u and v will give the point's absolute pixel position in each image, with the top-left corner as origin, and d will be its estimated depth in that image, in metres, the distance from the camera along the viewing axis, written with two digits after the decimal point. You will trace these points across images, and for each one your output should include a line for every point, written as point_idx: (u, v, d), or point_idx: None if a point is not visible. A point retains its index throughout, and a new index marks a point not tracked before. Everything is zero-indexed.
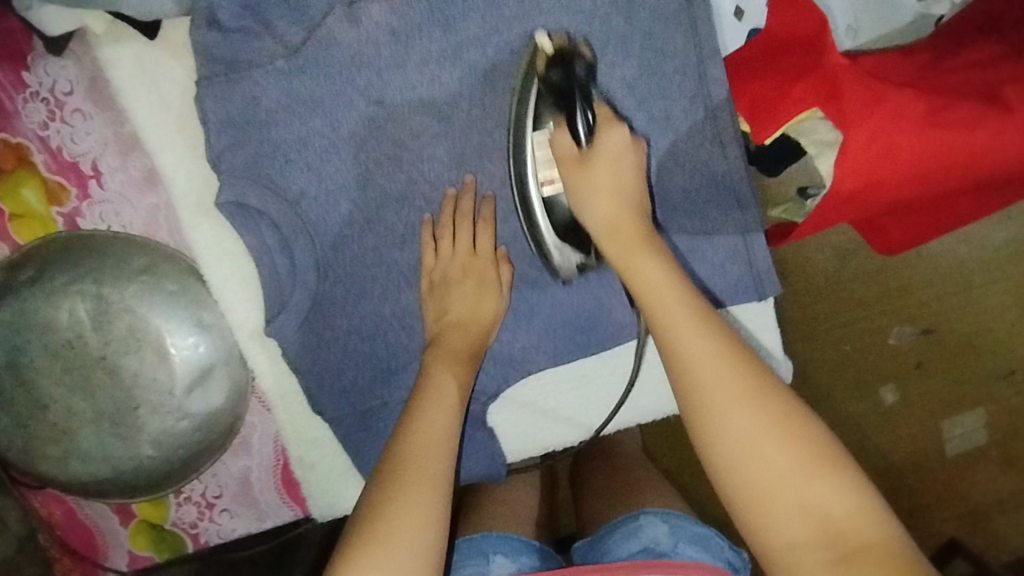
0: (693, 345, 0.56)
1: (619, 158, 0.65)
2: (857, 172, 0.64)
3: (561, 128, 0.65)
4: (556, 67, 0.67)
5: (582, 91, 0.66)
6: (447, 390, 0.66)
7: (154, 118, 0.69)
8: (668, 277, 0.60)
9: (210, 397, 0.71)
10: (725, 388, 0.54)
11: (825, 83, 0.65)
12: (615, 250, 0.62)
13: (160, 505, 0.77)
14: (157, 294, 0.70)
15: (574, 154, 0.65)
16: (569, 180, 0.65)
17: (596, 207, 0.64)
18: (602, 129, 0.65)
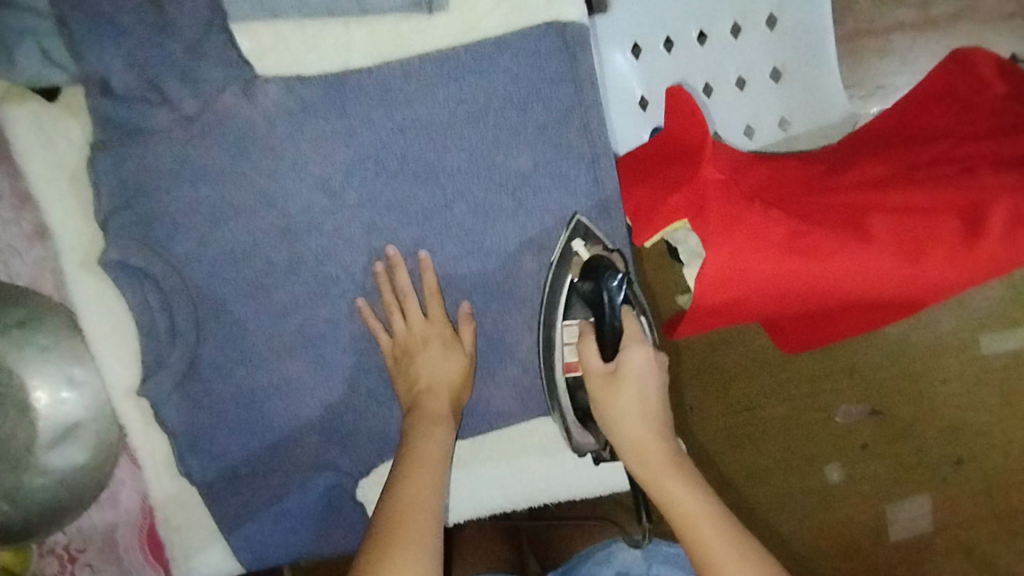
0: (668, 476, 0.56)
1: (646, 380, 0.60)
2: (722, 286, 0.66)
3: (587, 341, 0.64)
4: (589, 276, 0.67)
5: (613, 307, 0.63)
6: (436, 457, 0.63)
7: (49, 175, 0.72)
8: (670, 447, 0.58)
9: (73, 454, 0.71)
10: (713, 519, 0.53)
11: (695, 197, 0.67)
12: (643, 473, 0.57)
13: (22, 554, 0.69)
14: (28, 350, 0.69)
15: (602, 372, 0.62)
16: (597, 397, 0.62)
17: (622, 410, 0.60)
18: (628, 348, 0.61)
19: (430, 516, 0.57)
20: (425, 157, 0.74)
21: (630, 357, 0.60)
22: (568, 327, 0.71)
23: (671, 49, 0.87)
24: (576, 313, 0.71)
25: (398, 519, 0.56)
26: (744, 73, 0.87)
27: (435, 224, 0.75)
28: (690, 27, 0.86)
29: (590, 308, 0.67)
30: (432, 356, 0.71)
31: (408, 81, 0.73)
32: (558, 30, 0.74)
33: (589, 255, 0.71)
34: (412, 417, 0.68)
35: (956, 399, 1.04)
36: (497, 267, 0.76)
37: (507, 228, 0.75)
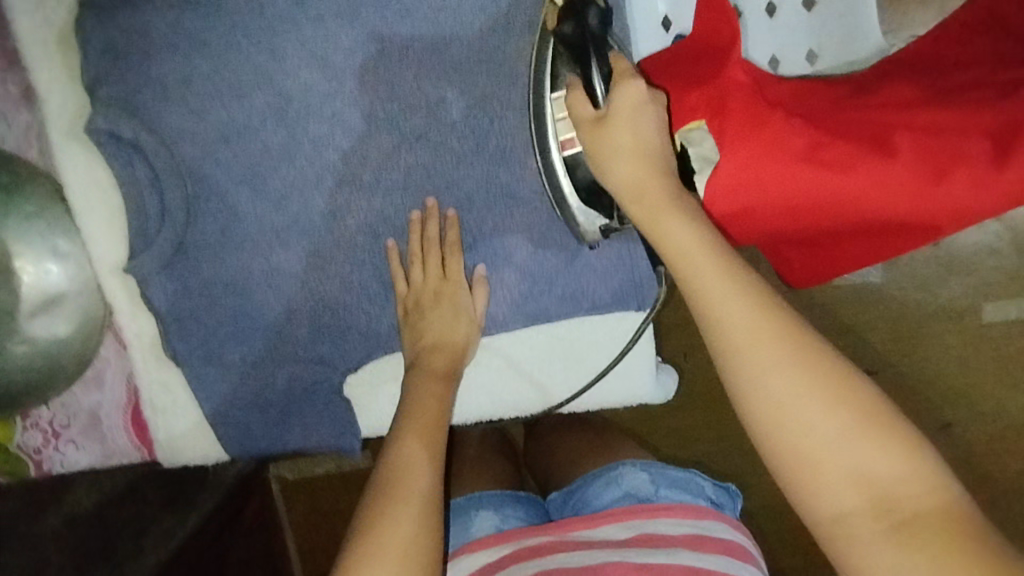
0: (718, 290, 0.49)
1: (639, 114, 0.56)
2: (731, 195, 0.64)
3: (575, 91, 0.60)
4: (568, 19, 0.63)
5: (596, 44, 0.61)
6: (433, 430, 0.65)
7: (35, 33, 0.68)
8: (675, 197, 0.54)
9: (56, 324, 0.70)
10: (738, 308, 0.49)
11: (716, 97, 0.64)
12: (638, 210, 0.55)
13: (5, 425, 0.75)
14: (11, 214, 0.68)
15: (591, 116, 0.58)
16: (590, 146, 0.58)
17: (610, 150, 0.57)
18: (620, 83, 0.57)
19: (424, 476, 0.60)
20: (432, 46, 0.70)
21: (625, 91, 0.55)
22: (558, 98, 0.65)
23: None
24: (564, 77, 0.64)
25: (397, 484, 0.59)
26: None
27: (439, 118, 0.71)
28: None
29: (578, 60, 0.62)
30: (443, 313, 0.73)
31: None
32: None
33: None
34: (412, 373, 0.71)
35: (953, 361, 1.02)
36: (501, 168, 0.73)
37: (514, 127, 0.72)
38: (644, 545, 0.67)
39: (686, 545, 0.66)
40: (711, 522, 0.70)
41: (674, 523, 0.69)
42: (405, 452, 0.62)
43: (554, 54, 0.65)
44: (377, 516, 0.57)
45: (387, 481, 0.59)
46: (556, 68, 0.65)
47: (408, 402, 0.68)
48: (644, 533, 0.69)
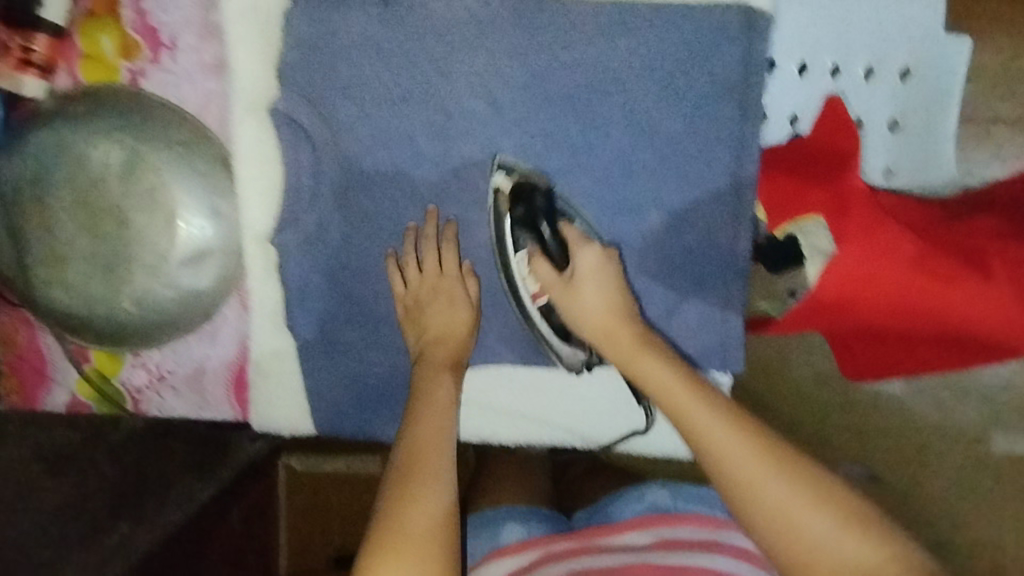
0: (678, 393, 0.63)
1: (595, 273, 0.74)
2: (840, 286, 0.70)
3: (537, 257, 0.74)
4: (518, 200, 0.76)
5: (549, 215, 0.75)
6: (444, 416, 0.66)
7: (241, 16, 0.74)
8: (642, 339, 0.69)
9: (199, 277, 0.75)
10: (693, 400, 0.61)
11: (836, 197, 0.71)
12: (612, 353, 0.71)
13: (115, 360, 0.80)
14: (185, 169, 0.73)
15: (557, 279, 0.74)
16: (561, 305, 0.74)
17: (586, 303, 0.73)
18: (576, 250, 0.74)
19: (438, 459, 0.61)
20: (587, 98, 0.77)
21: (582, 256, 0.74)
22: (518, 255, 0.76)
23: (836, 75, 0.81)
24: (524, 243, 0.76)
25: (414, 450, 0.61)
26: (899, 115, 0.81)
27: (579, 161, 0.78)
28: (859, 58, 0.80)
29: (534, 231, 0.75)
30: (441, 305, 0.76)
31: (592, 21, 0.76)
32: (745, 12, 0.75)
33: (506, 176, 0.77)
34: (423, 365, 0.72)
35: None
36: (625, 217, 0.79)
37: (644, 184, 0.79)
38: (665, 552, 0.67)
39: (701, 550, 0.67)
40: (729, 532, 0.70)
41: (692, 530, 0.70)
42: (418, 430, 0.64)
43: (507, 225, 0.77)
44: (399, 484, 0.59)
45: (406, 457, 0.61)
46: (517, 237, 0.76)
47: (419, 381, 0.70)
48: (663, 539, 0.69)
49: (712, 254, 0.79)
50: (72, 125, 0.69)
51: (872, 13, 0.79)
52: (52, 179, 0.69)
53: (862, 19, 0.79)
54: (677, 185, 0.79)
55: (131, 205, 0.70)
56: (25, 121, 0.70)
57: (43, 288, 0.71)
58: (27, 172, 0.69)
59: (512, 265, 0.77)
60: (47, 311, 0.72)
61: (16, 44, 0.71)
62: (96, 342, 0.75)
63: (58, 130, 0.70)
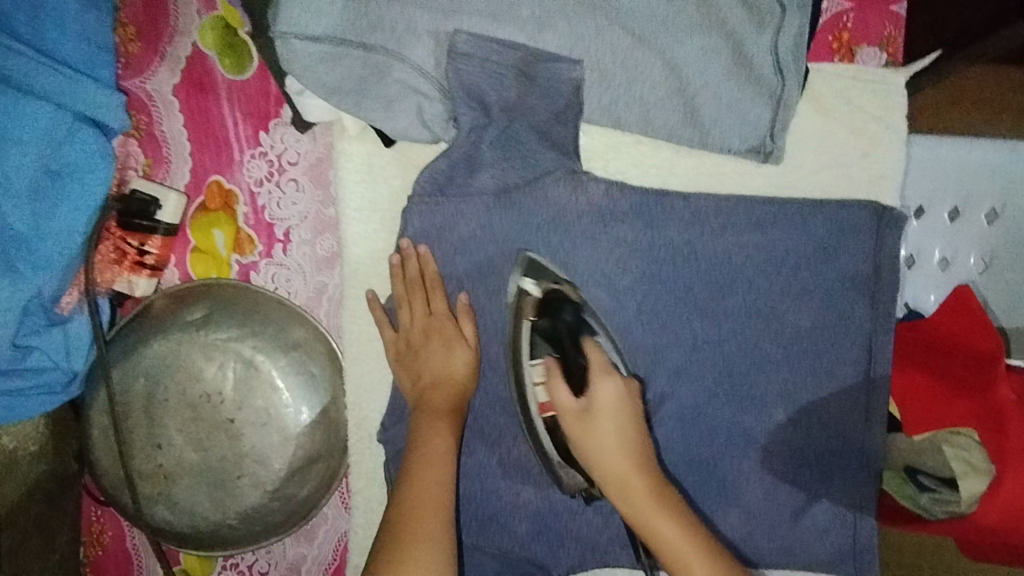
0: (675, 527, 0.59)
1: (609, 411, 0.65)
2: (1006, 515, 0.64)
3: (555, 379, 0.66)
4: (545, 314, 0.70)
5: (571, 335, 0.68)
6: (429, 555, 0.56)
7: (361, 211, 0.73)
8: (647, 472, 0.62)
9: (305, 484, 0.70)
10: (680, 536, 0.59)
11: (991, 413, 0.67)
12: (619, 501, 0.62)
13: (205, 561, 0.75)
14: (301, 373, 0.70)
15: (574, 409, 0.65)
16: (572, 435, 0.65)
17: (603, 439, 0.64)
18: (597, 377, 0.66)
19: (433, 516, 0.58)
20: (711, 291, 0.74)
21: (600, 386, 0.65)
22: (535, 367, 0.69)
23: (920, 216, 0.83)
24: (542, 354, 0.69)
25: (411, 503, 0.59)
26: (987, 255, 0.81)
27: (700, 353, 0.74)
28: (947, 200, 0.81)
29: (552, 343, 0.68)
30: (434, 349, 0.68)
31: (717, 214, 0.73)
32: (876, 208, 0.73)
33: (532, 282, 0.71)
34: (417, 414, 0.66)
35: None
36: (751, 412, 0.74)
37: (769, 378, 0.74)
38: None
39: None
40: None
41: None
42: (412, 486, 0.60)
43: (525, 330, 0.70)
44: (393, 537, 0.57)
45: (399, 518, 0.58)
46: (535, 346, 0.69)
47: (404, 501, 0.60)
48: None
49: (843, 454, 0.74)
50: (192, 336, 0.69)
51: (967, 164, 0.80)
52: (167, 390, 0.68)
53: (958, 171, 0.80)
54: (808, 380, 0.74)
55: (244, 418, 0.68)
56: (138, 329, 0.69)
57: (148, 505, 0.69)
58: (140, 391, 0.68)
59: (525, 372, 0.70)
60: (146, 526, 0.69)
61: (132, 249, 0.70)
62: (192, 552, 0.69)
63: (177, 343, 0.69)
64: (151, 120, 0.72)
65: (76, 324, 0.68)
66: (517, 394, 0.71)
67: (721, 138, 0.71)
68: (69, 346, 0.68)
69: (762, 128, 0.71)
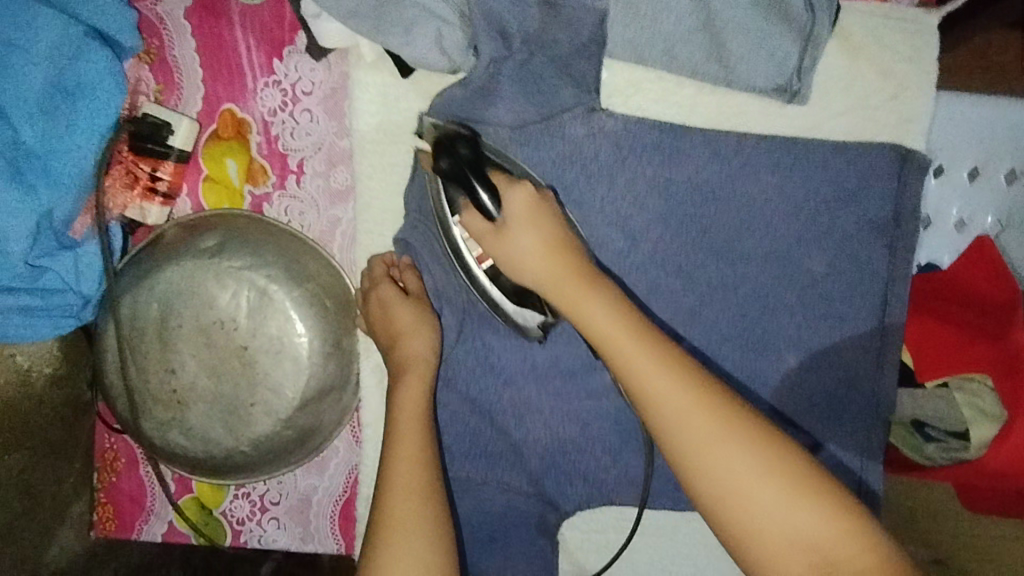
0: (600, 312, 0.57)
1: (526, 220, 0.60)
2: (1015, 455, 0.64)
3: (470, 212, 0.62)
4: (443, 154, 0.60)
5: (474, 167, 0.60)
6: (420, 525, 0.57)
7: (375, 143, 0.71)
8: (586, 278, 0.59)
9: (318, 415, 0.70)
10: (620, 328, 0.55)
11: (1005, 357, 0.67)
12: (560, 300, 0.59)
13: (218, 490, 0.76)
14: (315, 306, 0.69)
15: (489, 229, 0.61)
16: (499, 257, 0.61)
17: (518, 248, 0.60)
18: (506, 189, 0.61)
19: (422, 476, 0.59)
20: (727, 234, 0.73)
21: (510, 199, 0.60)
22: (458, 220, 0.64)
23: (939, 175, 0.81)
24: (458, 203, 0.63)
25: (395, 468, 0.60)
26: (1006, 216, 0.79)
27: (715, 296, 0.73)
28: (970, 159, 0.79)
29: (462, 186, 0.61)
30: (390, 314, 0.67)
31: (738, 154, 0.72)
32: (901, 151, 0.72)
33: (433, 135, 0.65)
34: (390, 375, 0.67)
35: None
36: (763, 356, 0.74)
37: (782, 322, 0.74)
38: None
39: None
40: None
41: None
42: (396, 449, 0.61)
43: (439, 185, 0.63)
44: (380, 512, 0.58)
45: (386, 485, 0.59)
46: (450, 195, 0.63)
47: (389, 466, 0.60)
48: None
49: (854, 402, 0.74)
50: (206, 264, 0.68)
51: (999, 117, 0.77)
52: (180, 316, 0.68)
53: (984, 124, 0.78)
54: (820, 326, 0.74)
55: (258, 345, 0.68)
56: (151, 256, 0.68)
57: (161, 430, 0.69)
58: (154, 316, 0.68)
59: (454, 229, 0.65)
60: (161, 451, 0.70)
61: (144, 173, 0.70)
62: (207, 478, 0.71)
63: (190, 272, 0.68)
64: (163, 45, 0.71)
65: (86, 249, 0.67)
66: (442, 242, 0.68)
67: (746, 74, 0.70)
68: (83, 270, 0.68)
69: (790, 65, 0.69)
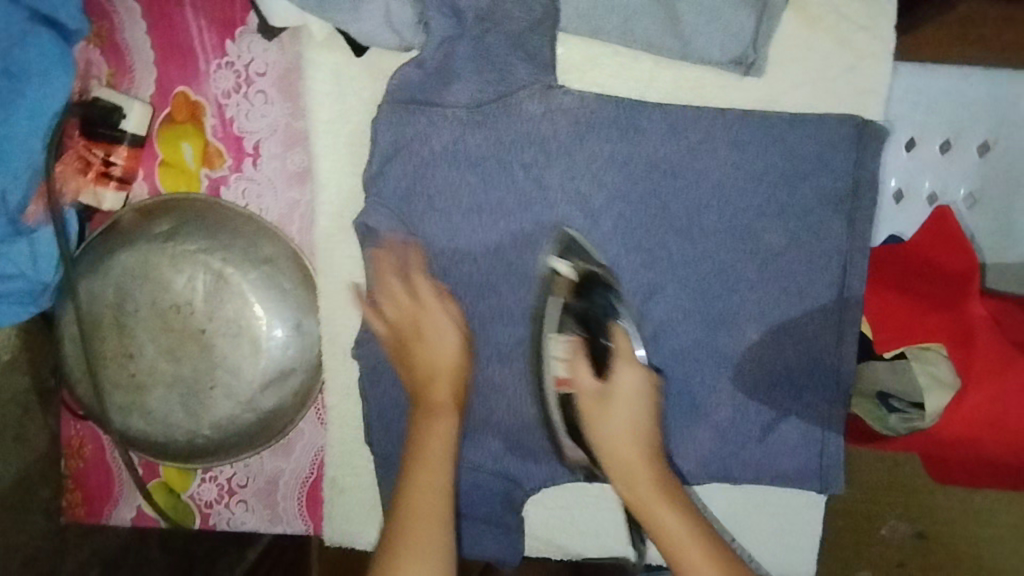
0: (620, 436, 0.64)
1: (631, 399, 0.66)
2: (963, 425, 0.65)
3: (578, 355, 0.69)
4: (580, 293, 0.72)
5: (599, 320, 0.71)
6: (442, 519, 0.58)
7: (330, 124, 0.71)
8: (636, 405, 0.65)
9: (280, 398, 0.71)
10: (630, 441, 0.64)
11: (960, 327, 0.67)
12: (617, 478, 0.64)
13: (185, 474, 0.76)
14: (272, 287, 0.70)
15: (595, 394, 0.66)
16: (592, 421, 0.66)
17: (610, 431, 0.65)
18: (620, 366, 0.67)
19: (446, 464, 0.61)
20: (687, 210, 0.73)
21: (624, 378, 0.66)
22: (558, 340, 0.71)
23: (910, 148, 0.80)
24: (566, 329, 0.71)
25: (423, 457, 0.61)
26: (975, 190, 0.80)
27: (676, 272, 0.74)
28: (934, 132, 0.79)
29: (581, 323, 0.71)
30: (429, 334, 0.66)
31: (695, 129, 0.72)
32: (858, 123, 0.72)
33: (567, 266, 0.72)
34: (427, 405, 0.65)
35: None
36: (724, 332, 0.74)
37: (743, 298, 0.74)
38: None
39: None
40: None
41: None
42: (429, 434, 0.62)
43: (561, 308, 0.72)
44: (407, 504, 0.59)
45: (417, 467, 0.60)
46: (562, 322, 0.71)
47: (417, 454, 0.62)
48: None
49: (816, 376, 0.75)
50: (162, 249, 0.68)
51: (957, 90, 0.78)
52: (137, 300, 0.68)
53: (945, 97, 0.78)
54: (782, 301, 0.74)
55: (216, 329, 0.68)
56: (108, 242, 0.69)
57: (123, 414, 0.70)
58: (111, 300, 0.68)
59: (546, 346, 0.72)
60: (122, 435, 0.71)
61: (97, 159, 0.69)
62: (171, 463, 0.71)
63: (146, 257, 0.68)
64: (114, 28, 0.70)
65: (42, 235, 0.67)
66: (534, 344, 0.73)
67: (704, 47, 0.69)
68: (38, 255, 0.67)
69: (746, 35, 0.68)
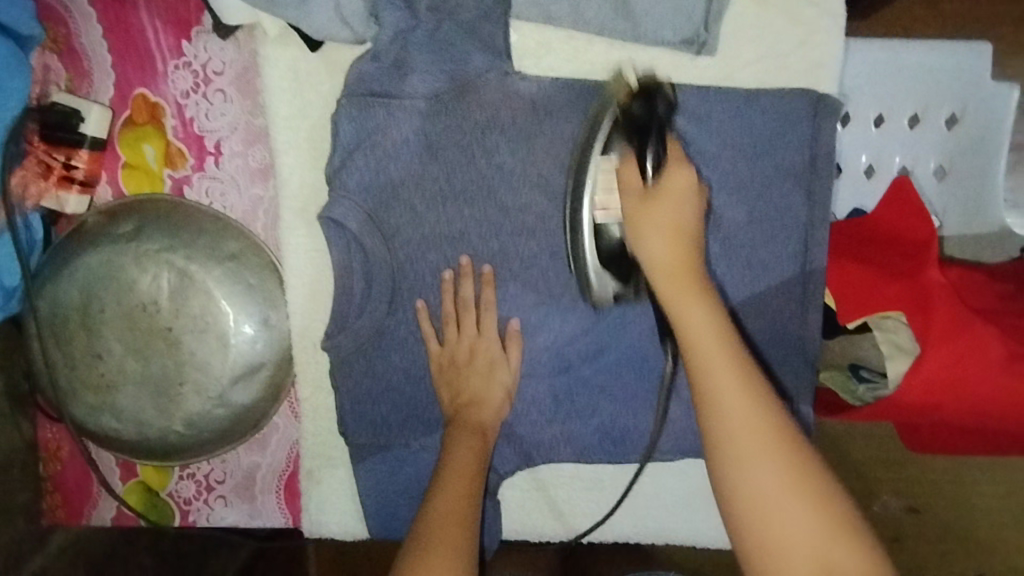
0: (697, 307, 0.52)
1: (683, 198, 0.58)
2: (923, 390, 0.65)
3: (628, 163, 0.61)
4: (640, 99, 0.65)
5: (659, 127, 0.63)
6: (462, 535, 0.57)
7: (289, 119, 0.71)
8: (693, 274, 0.54)
9: (251, 392, 0.72)
10: (701, 309, 0.52)
11: (917, 293, 0.66)
12: (665, 286, 0.54)
13: (163, 473, 0.77)
14: (237, 283, 0.70)
15: (639, 190, 0.58)
16: (633, 219, 0.58)
17: (653, 246, 0.56)
18: (672, 167, 0.59)
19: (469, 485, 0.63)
20: None
21: (672, 177, 0.58)
22: (607, 160, 0.64)
23: (879, 124, 0.80)
24: (615, 147, 0.63)
25: (449, 477, 0.64)
26: (945, 160, 0.80)
27: None
28: (898, 104, 0.80)
29: (634, 132, 0.62)
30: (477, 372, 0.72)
31: None
32: (812, 97, 0.73)
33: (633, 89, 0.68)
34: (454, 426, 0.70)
35: None
36: None
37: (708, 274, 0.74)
38: None
39: None
40: None
41: None
42: (457, 454, 0.67)
43: (608, 123, 0.65)
44: (426, 524, 0.58)
45: (440, 484, 0.63)
46: (607, 141, 0.64)
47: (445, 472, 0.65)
48: None
49: (783, 348, 0.75)
50: (126, 249, 0.69)
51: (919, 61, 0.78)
52: (102, 300, 0.68)
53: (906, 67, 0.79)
54: (745, 276, 0.75)
55: (181, 325, 0.69)
56: (72, 244, 0.69)
57: (94, 414, 0.70)
58: (76, 302, 0.69)
59: (590, 168, 0.65)
60: (96, 436, 0.71)
61: (58, 163, 0.70)
62: (146, 461, 0.72)
63: (110, 257, 0.69)
64: (70, 33, 0.71)
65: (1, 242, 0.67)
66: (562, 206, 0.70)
67: (653, 28, 0.70)
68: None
69: (697, 17, 0.70)
